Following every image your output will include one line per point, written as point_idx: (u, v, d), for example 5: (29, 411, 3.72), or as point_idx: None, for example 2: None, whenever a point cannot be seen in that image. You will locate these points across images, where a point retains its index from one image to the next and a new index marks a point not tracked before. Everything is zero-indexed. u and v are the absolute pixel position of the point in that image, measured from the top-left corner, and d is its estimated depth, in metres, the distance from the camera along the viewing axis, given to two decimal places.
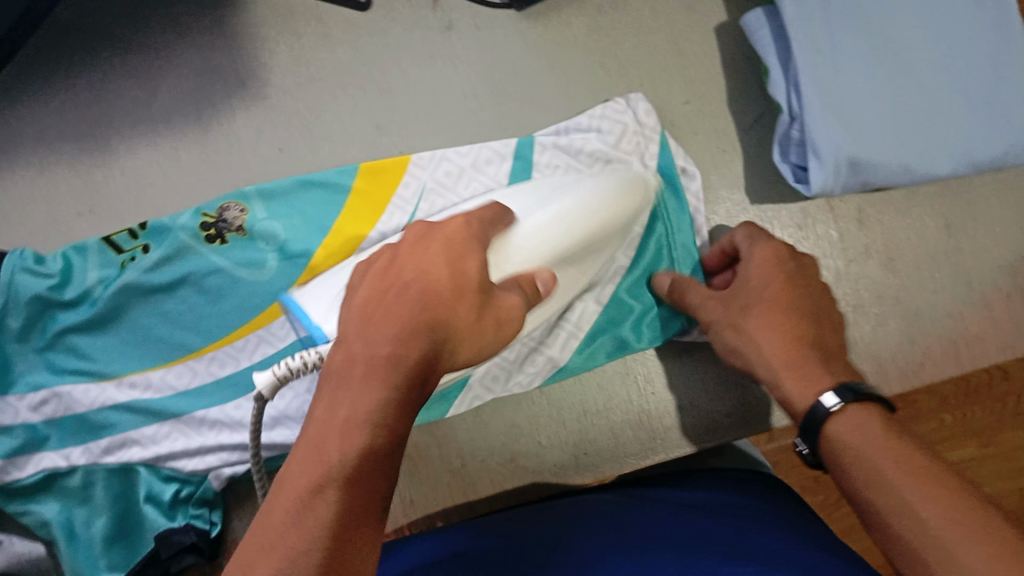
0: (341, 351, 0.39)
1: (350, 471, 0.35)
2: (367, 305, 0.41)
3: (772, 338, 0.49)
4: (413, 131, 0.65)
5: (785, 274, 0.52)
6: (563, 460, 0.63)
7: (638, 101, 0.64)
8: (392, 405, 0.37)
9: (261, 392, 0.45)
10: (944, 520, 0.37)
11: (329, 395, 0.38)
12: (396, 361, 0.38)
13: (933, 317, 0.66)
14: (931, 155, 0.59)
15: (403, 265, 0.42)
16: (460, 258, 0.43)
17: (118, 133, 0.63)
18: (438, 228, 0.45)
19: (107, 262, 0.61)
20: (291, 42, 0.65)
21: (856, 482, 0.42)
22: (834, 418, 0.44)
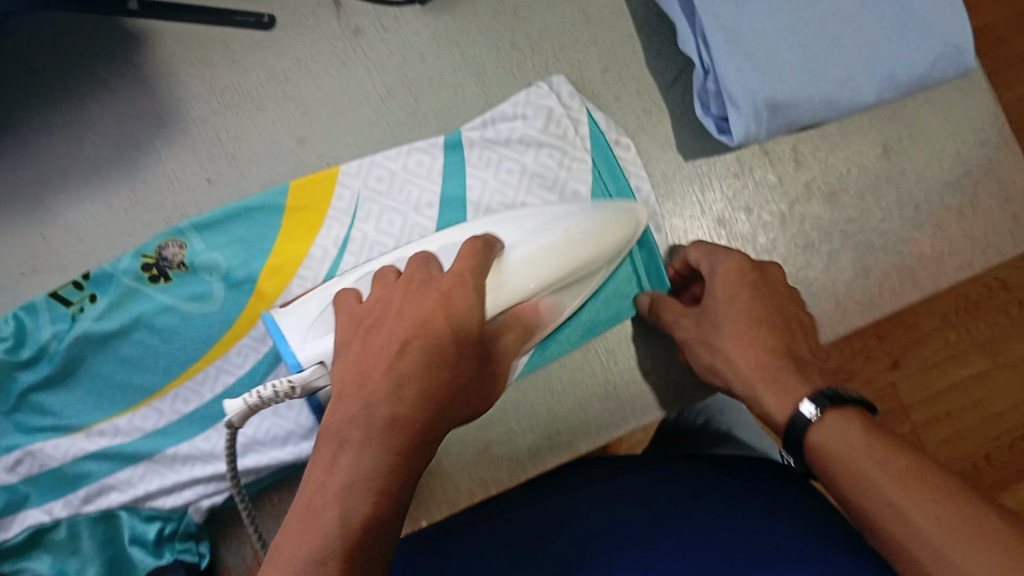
0: (339, 411, 0.40)
1: (350, 538, 0.35)
2: (364, 360, 0.42)
3: (746, 352, 0.50)
4: (338, 141, 0.65)
5: (751, 286, 0.53)
6: (538, 443, 0.62)
7: (560, 84, 0.65)
8: (399, 461, 0.38)
9: (233, 418, 0.51)
10: (927, 516, 0.37)
11: (326, 461, 0.38)
12: (395, 424, 0.39)
13: (886, 246, 0.65)
14: (849, 85, 0.59)
15: (399, 320, 0.43)
16: (452, 307, 0.44)
17: (48, 190, 0.63)
18: (433, 283, 0.46)
19: (58, 317, 0.61)
20: (203, 71, 0.65)
21: (845, 490, 0.41)
22: (814, 426, 0.44)
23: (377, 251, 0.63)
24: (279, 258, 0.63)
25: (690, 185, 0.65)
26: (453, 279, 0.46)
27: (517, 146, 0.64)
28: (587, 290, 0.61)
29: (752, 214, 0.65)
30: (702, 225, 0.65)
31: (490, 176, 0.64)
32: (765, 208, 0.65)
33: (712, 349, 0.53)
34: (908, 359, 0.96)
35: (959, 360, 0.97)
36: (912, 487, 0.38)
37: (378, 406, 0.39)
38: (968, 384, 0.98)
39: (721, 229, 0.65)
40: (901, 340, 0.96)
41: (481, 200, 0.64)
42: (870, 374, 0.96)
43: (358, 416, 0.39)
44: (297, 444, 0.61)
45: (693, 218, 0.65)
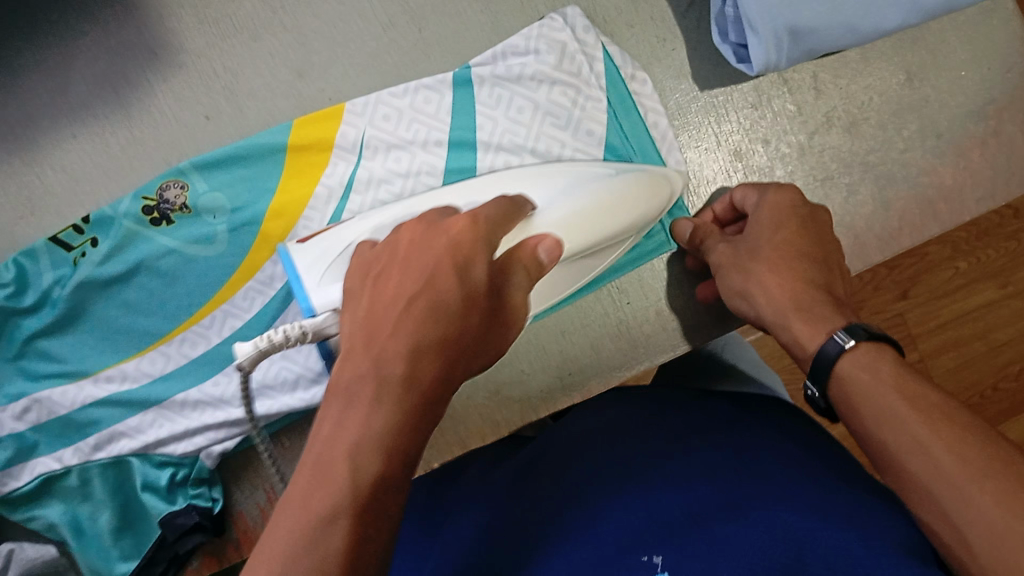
0: (344, 370, 0.33)
1: (362, 499, 0.30)
2: (369, 319, 0.34)
3: (780, 281, 0.49)
4: (339, 74, 0.63)
5: (798, 218, 0.52)
6: (550, 384, 0.61)
7: (575, 16, 0.62)
8: (415, 422, 0.32)
9: (243, 362, 0.48)
10: (946, 451, 0.36)
11: (335, 415, 0.32)
12: (412, 383, 0.32)
13: (907, 177, 0.63)
14: (872, 10, 0.57)
15: (407, 270, 0.35)
16: (464, 259, 0.36)
17: (40, 130, 0.61)
18: (443, 225, 0.37)
19: (59, 262, 0.60)
20: (195, 3, 0.62)
21: (867, 423, 0.41)
22: (846, 356, 0.43)
23: (384, 190, 0.62)
24: (282, 200, 0.61)
25: (705, 116, 0.63)
26: (465, 221, 0.37)
27: (527, 79, 0.62)
28: (605, 257, 0.58)
29: (769, 145, 0.63)
30: (717, 158, 0.63)
31: (499, 115, 0.62)
32: (783, 139, 0.63)
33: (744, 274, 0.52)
34: (919, 287, 0.95)
35: (970, 288, 0.96)
36: (935, 423, 0.38)
37: (392, 363, 0.32)
38: (980, 313, 0.97)
39: (737, 162, 0.63)
40: (913, 268, 0.94)
41: (492, 137, 0.62)
42: (881, 304, 0.94)
43: (367, 374, 0.32)
44: (307, 389, 0.61)
45: (709, 151, 0.63)
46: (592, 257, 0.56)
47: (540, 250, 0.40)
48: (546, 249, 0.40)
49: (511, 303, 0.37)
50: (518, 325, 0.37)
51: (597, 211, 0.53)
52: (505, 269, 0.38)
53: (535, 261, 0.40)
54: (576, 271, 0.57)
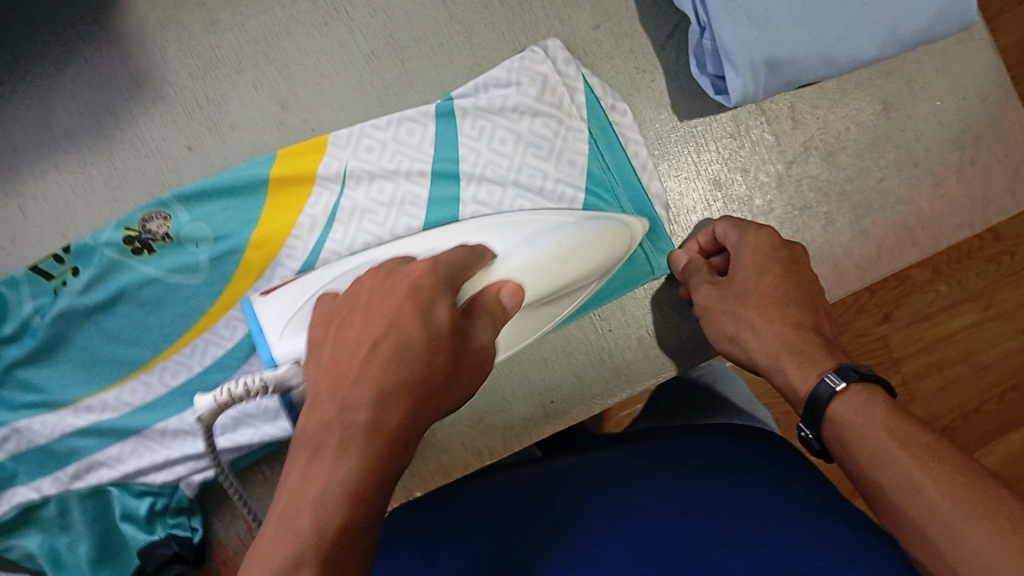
0: (314, 418, 0.35)
1: (326, 550, 0.30)
2: (336, 364, 0.37)
3: (770, 325, 0.52)
4: (321, 104, 0.63)
5: (779, 263, 0.55)
6: (533, 413, 0.62)
7: (556, 48, 0.63)
8: (382, 470, 0.33)
9: (201, 414, 0.47)
10: (935, 488, 0.37)
11: (303, 463, 0.33)
12: (377, 429, 0.34)
13: (884, 205, 0.64)
14: (849, 42, 0.58)
15: (371, 316, 0.38)
16: (428, 303, 0.38)
17: (21, 159, 0.61)
18: (402, 272, 0.40)
19: (40, 291, 0.59)
20: (177, 32, 0.62)
21: (861, 464, 0.42)
22: (837, 399, 0.45)
23: (367, 220, 0.62)
24: (265, 231, 0.61)
25: (685, 146, 0.64)
26: (424, 267, 0.41)
27: (510, 110, 0.63)
28: (569, 301, 0.57)
29: (748, 175, 0.63)
30: (697, 187, 0.64)
31: (483, 146, 0.62)
32: (762, 168, 0.64)
33: (733, 317, 0.54)
34: (902, 311, 0.95)
35: (954, 310, 0.97)
36: (926, 461, 0.39)
37: (355, 411, 0.34)
38: (962, 335, 0.97)
39: (717, 191, 0.64)
40: (895, 291, 0.95)
41: (474, 168, 0.62)
42: (862, 328, 0.95)
43: (333, 422, 0.34)
44: (289, 417, 0.60)
45: (689, 180, 0.64)
46: (553, 303, 0.56)
47: (502, 297, 0.43)
48: (509, 294, 0.44)
49: (474, 341, 0.39)
50: (480, 365, 0.39)
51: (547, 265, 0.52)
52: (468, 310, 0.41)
53: (499, 305, 0.43)
54: (539, 318, 0.56)
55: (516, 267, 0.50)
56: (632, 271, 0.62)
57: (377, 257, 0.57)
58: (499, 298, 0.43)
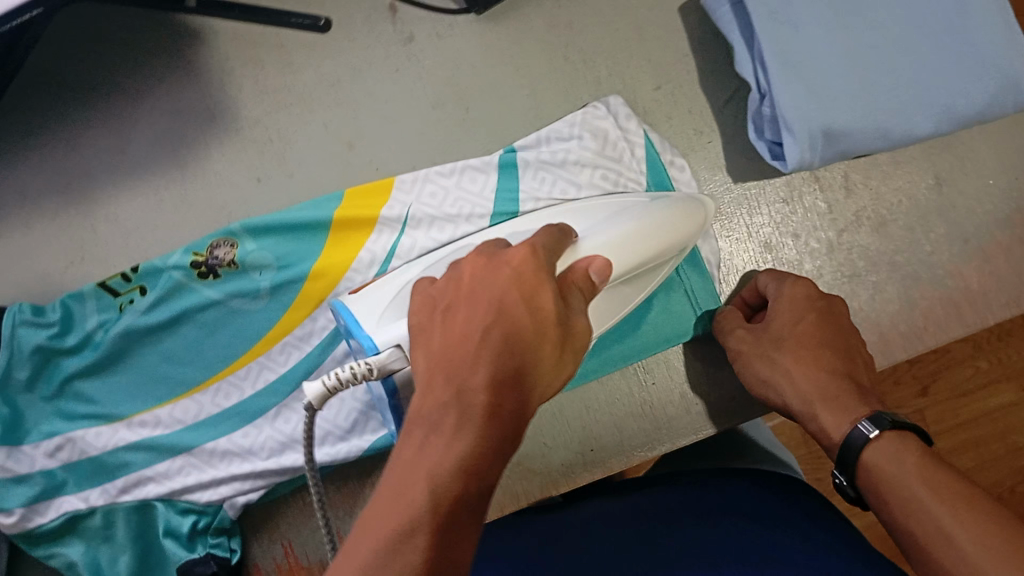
0: (429, 398, 0.36)
1: (441, 515, 0.32)
2: (449, 352, 0.37)
3: (805, 369, 0.54)
4: (386, 146, 0.66)
5: (816, 309, 0.57)
6: (571, 459, 0.62)
7: (617, 105, 0.65)
8: (494, 448, 0.34)
9: (311, 401, 0.47)
10: (971, 541, 0.38)
11: (417, 440, 0.35)
12: (494, 412, 0.35)
13: (933, 278, 0.64)
14: (905, 118, 0.59)
15: (475, 304, 0.38)
16: (533, 289, 0.38)
17: (100, 181, 0.65)
18: (502, 257, 0.39)
19: (105, 307, 0.62)
20: (256, 72, 0.66)
21: (897, 515, 0.43)
22: (870, 445, 0.47)
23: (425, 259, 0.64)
24: (326, 264, 0.63)
25: (737, 208, 0.65)
26: (525, 251, 0.40)
27: (570, 163, 0.64)
28: (643, 282, 0.59)
29: (799, 240, 0.64)
30: (748, 249, 0.65)
31: (543, 198, 0.64)
32: (813, 235, 0.65)
33: (768, 360, 0.56)
34: (937, 386, 0.95)
35: (991, 390, 0.95)
36: (963, 514, 0.39)
37: (474, 394, 0.35)
38: (1002, 414, 0.96)
39: (767, 254, 0.65)
40: (931, 365, 0.95)
41: None
42: (898, 399, 0.95)
43: (450, 404, 0.35)
44: (334, 443, 0.62)
45: (740, 241, 0.65)
46: (631, 282, 0.57)
47: (590, 273, 0.43)
48: (596, 272, 0.43)
49: (577, 325, 0.39)
50: (582, 346, 0.39)
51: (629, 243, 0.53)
52: (564, 291, 0.40)
53: (589, 282, 0.42)
54: (616, 300, 0.57)
55: (601, 243, 0.51)
56: (675, 326, 0.63)
57: (476, 242, 0.60)
58: (586, 271, 0.43)
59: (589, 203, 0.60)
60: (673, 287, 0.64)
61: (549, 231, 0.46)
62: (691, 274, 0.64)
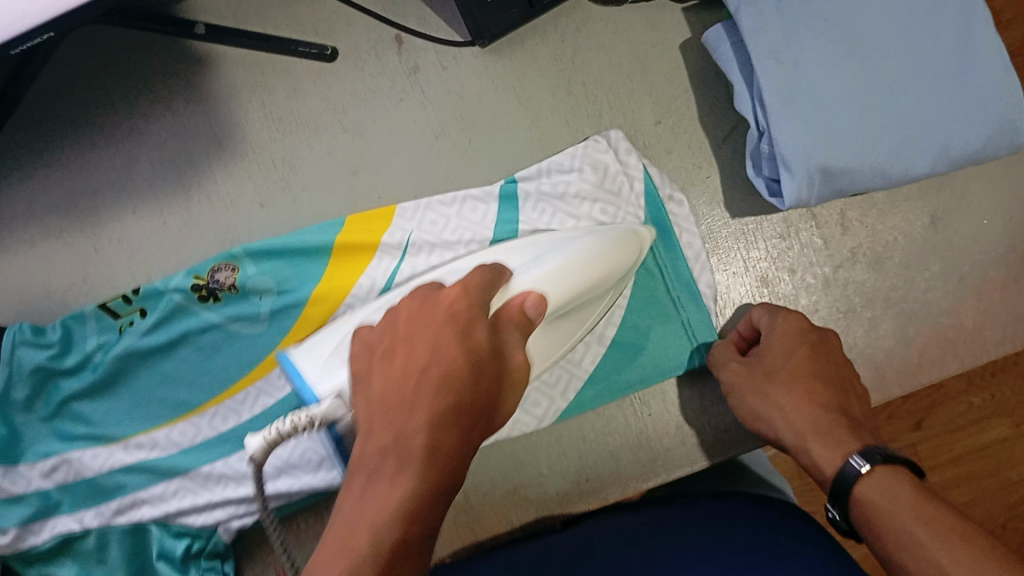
0: (371, 443, 0.39)
1: (383, 561, 0.34)
2: (387, 398, 0.41)
3: (799, 404, 0.56)
4: (389, 175, 0.67)
5: (809, 343, 0.59)
6: (566, 489, 0.62)
7: (617, 138, 0.66)
8: (435, 489, 0.37)
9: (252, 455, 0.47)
10: (960, 567, 0.42)
11: (360, 486, 0.37)
12: (434, 453, 0.38)
13: (927, 315, 0.65)
14: (902, 157, 0.60)
15: (413, 346, 0.42)
16: (466, 326, 0.43)
17: (105, 204, 0.66)
18: (438, 298, 0.45)
19: (105, 328, 0.62)
20: (263, 97, 0.67)
21: (891, 547, 0.46)
22: (862, 480, 0.50)
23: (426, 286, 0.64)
24: (327, 288, 0.63)
25: (735, 242, 0.66)
26: (458, 290, 0.45)
27: (569, 195, 0.66)
28: (589, 313, 0.60)
29: (795, 275, 0.65)
30: (744, 282, 0.66)
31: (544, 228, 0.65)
32: (809, 270, 0.65)
33: (762, 396, 0.57)
34: (931, 420, 0.96)
35: (984, 425, 0.95)
36: (958, 546, 0.43)
37: (412, 437, 0.38)
38: (996, 449, 0.96)
39: (763, 288, 0.65)
40: (925, 400, 0.95)
41: None
42: (892, 433, 0.95)
43: (391, 448, 0.38)
44: (330, 468, 0.62)
45: (736, 275, 0.66)
46: (568, 316, 0.58)
47: (525, 307, 0.48)
48: (530, 307, 0.48)
49: (512, 358, 0.43)
50: (520, 379, 0.43)
51: (561, 273, 0.55)
52: (498, 327, 0.44)
53: (524, 315, 0.47)
54: (560, 333, 0.59)
55: (537, 279, 0.54)
56: (670, 358, 0.64)
57: (421, 280, 0.61)
58: (523, 307, 0.48)
59: (527, 238, 0.61)
60: (669, 319, 0.65)
61: (485, 268, 0.50)
62: (688, 306, 0.65)
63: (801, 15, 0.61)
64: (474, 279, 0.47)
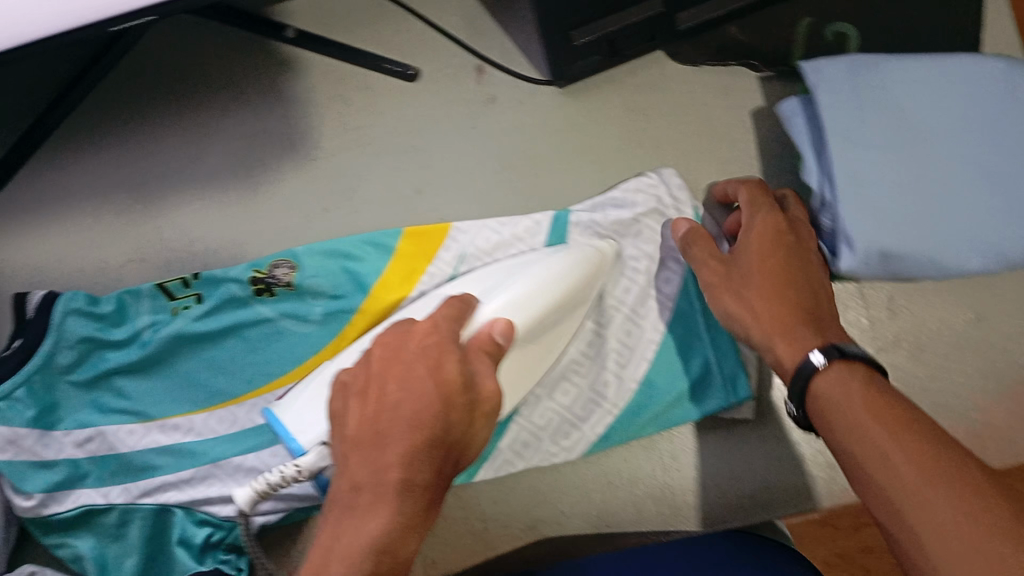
0: (346, 480, 0.41)
1: None
2: (360, 435, 0.42)
3: (766, 302, 0.53)
4: (452, 198, 0.68)
5: (782, 247, 0.55)
6: (584, 532, 0.64)
7: (671, 176, 0.66)
8: (405, 521, 0.40)
9: (242, 505, 0.54)
10: (909, 463, 0.40)
11: (334, 523, 0.40)
12: (404, 489, 0.40)
13: (960, 409, 0.65)
14: (954, 249, 0.60)
15: (392, 383, 0.43)
16: (437, 360, 0.44)
17: (173, 188, 0.67)
18: (410, 330, 0.47)
19: (158, 308, 0.64)
20: (341, 108, 0.69)
21: (839, 436, 0.44)
22: (822, 372, 0.47)
23: None
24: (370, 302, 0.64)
25: None
26: (430, 326, 0.47)
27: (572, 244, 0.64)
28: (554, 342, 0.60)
29: None
30: None
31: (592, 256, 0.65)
32: None
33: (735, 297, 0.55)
34: None
35: None
36: (902, 437, 0.41)
37: (386, 473, 0.40)
38: None
39: None
40: None
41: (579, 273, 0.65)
42: None
43: (365, 485, 0.40)
44: None
45: None
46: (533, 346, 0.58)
47: (494, 334, 0.47)
48: (501, 334, 0.48)
49: (484, 385, 0.43)
50: (491, 402, 0.43)
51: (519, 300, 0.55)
52: (465, 357, 0.45)
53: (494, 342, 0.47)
54: (525, 366, 0.58)
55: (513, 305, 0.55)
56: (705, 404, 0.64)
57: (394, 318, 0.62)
58: (490, 334, 0.48)
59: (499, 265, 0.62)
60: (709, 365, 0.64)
61: (453, 301, 0.51)
62: (722, 351, 0.64)
63: (874, 102, 0.63)
64: (444, 313, 0.49)
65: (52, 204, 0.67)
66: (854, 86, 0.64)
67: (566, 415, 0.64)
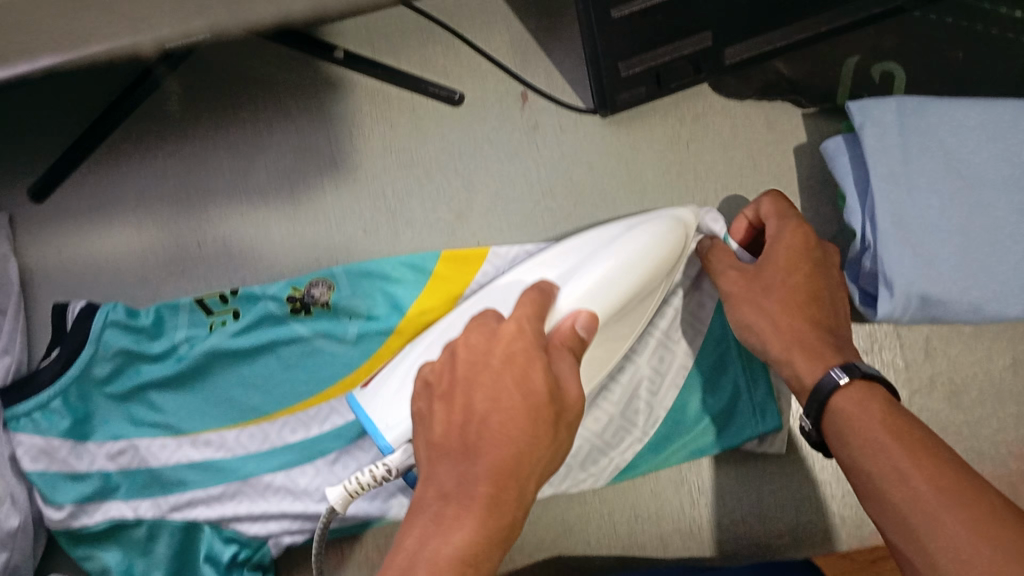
0: (431, 487, 0.41)
1: None
2: (446, 442, 0.42)
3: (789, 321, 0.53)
4: (492, 223, 0.68)
5: (812, 260, 0.55)
6: (611, 564, 0.64)
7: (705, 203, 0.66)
8: (490, 538, 0.39)
9: (334, 507, 0.51)
10: (925, 481, 0.42)
11: (416, 533, 0.39)
12: (493, 504, 0.39)
13: (994, 455, 0.65)
14: (998, 294, 0.60)
15: (478, 391, 0.42)
16: (524, 369, 0.43)
17: (214, 203, 0.68)
18: (498, 330, 0.45)
19: (195, 323, 0.64)
20: (383, 128, 0.69)
21: (851, 455, 0.47)
22: (840, 391, 0.49)
23: None
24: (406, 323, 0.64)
25: None
26: (515, 328, 0.45)
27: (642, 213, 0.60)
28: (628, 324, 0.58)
29: None
30: None
31: None
32: None
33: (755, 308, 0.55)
34: None
35: None
36: (919, 459, 0.44)
37: (474, 485, 0.40)
38: None
39: None
40: None
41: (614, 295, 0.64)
42: None
43: (451, 497, 0.40)
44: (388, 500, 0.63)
45: None
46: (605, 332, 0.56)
47: (577, 326, 0.49)
48: (583, 325, 0.49)
49: (569, 391, 0.43)
50: (576, 406, 0.43)
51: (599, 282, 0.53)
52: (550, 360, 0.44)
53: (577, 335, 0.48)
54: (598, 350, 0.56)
55: (596, 290, 0.52)
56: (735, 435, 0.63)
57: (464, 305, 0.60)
58: (568, 334, 0.48)
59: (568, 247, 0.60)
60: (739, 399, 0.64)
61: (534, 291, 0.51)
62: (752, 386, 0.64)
63: (920, 145, 0.63)
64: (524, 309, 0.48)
65: (94, 215, 0.68)
66: (901, 128, 0.63)
67: (597, 441, 0.64)
